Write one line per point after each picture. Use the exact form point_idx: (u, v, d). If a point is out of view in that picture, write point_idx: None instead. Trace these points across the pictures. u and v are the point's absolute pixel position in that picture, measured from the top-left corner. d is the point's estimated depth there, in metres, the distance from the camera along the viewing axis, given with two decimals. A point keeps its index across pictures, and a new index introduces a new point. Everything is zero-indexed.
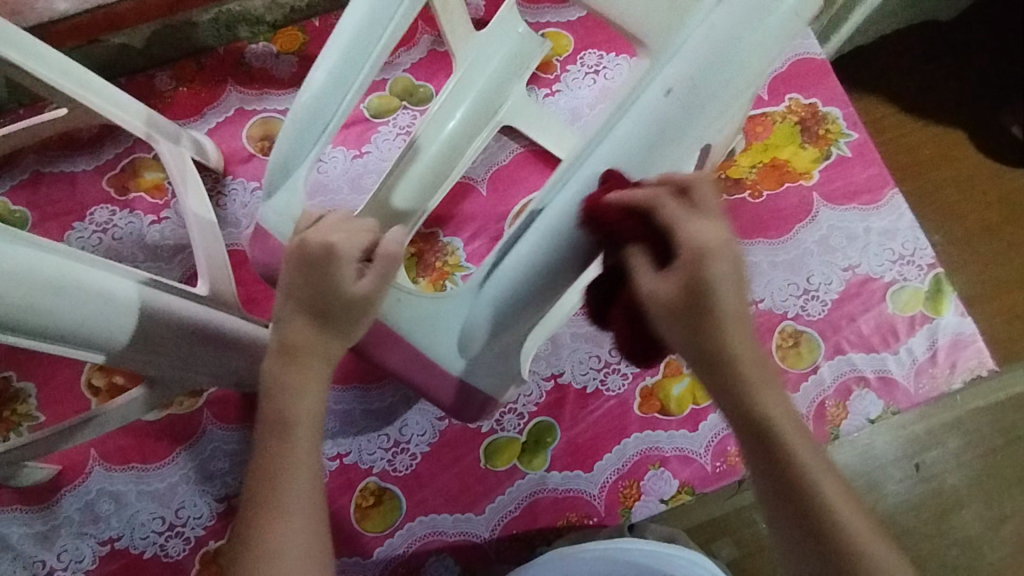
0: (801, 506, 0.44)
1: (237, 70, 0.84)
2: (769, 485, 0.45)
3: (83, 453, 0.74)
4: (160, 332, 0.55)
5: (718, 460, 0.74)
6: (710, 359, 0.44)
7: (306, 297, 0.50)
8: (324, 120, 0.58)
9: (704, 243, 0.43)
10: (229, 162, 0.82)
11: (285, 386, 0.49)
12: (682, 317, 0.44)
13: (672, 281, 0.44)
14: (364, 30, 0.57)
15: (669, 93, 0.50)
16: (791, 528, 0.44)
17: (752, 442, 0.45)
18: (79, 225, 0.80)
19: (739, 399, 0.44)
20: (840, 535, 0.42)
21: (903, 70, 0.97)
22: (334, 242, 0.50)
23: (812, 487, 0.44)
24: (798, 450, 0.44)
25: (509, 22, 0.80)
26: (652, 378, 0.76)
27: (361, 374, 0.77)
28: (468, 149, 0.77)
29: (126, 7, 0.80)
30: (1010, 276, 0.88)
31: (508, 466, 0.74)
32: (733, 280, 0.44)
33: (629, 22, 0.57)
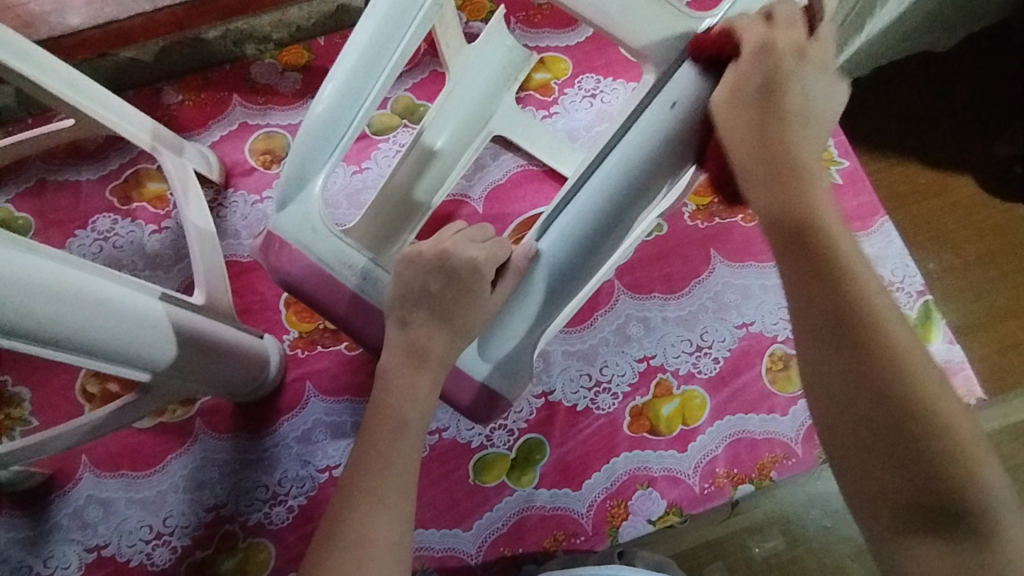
0: (847, 317, 0.38)
1: (243, 86, 0.86)
2: (829, 318, 0.38)
3: (75, 459, 0.75)
4: (156, 340, 0.56)
5: (707, 481, 0.74)
6: (778, 161, 0.44)
7: (449, 312, 0.53)
8: (342, 131, 0.56)
9: (773, 45, 0.47)
10: (231, 175, 0.84)
11: (395, 382, 0.52)
12: (751, 98, 0.47)
13: (740, 76, 0.48)
14: (377, 37, 0.55)
15: (674, 106, 0.51)
16: (860, 396, 0.37)
17: (814, 278, 0.39)
18: (81, 233, 0.82)
19: (789, 187, 0.43)
20: (893, 355, 0.37)
21: (897, 102, 0.99)
22: (477, 260, 0.53)
23: (863, 293, 0.38)
24: (882, 309, 0.38)
25: (499, 34, 0.82)
26: (642, 397, 0.77)
27: (354, 387, 0.77)
28: (463, 157, 0.79)
29: (136, 22, 0.83)
30: (1004, 306, 0.89)
31: (496, 483, 0.75)
32: (803, 110, 0.46)
33: (631, 37, 0.54)
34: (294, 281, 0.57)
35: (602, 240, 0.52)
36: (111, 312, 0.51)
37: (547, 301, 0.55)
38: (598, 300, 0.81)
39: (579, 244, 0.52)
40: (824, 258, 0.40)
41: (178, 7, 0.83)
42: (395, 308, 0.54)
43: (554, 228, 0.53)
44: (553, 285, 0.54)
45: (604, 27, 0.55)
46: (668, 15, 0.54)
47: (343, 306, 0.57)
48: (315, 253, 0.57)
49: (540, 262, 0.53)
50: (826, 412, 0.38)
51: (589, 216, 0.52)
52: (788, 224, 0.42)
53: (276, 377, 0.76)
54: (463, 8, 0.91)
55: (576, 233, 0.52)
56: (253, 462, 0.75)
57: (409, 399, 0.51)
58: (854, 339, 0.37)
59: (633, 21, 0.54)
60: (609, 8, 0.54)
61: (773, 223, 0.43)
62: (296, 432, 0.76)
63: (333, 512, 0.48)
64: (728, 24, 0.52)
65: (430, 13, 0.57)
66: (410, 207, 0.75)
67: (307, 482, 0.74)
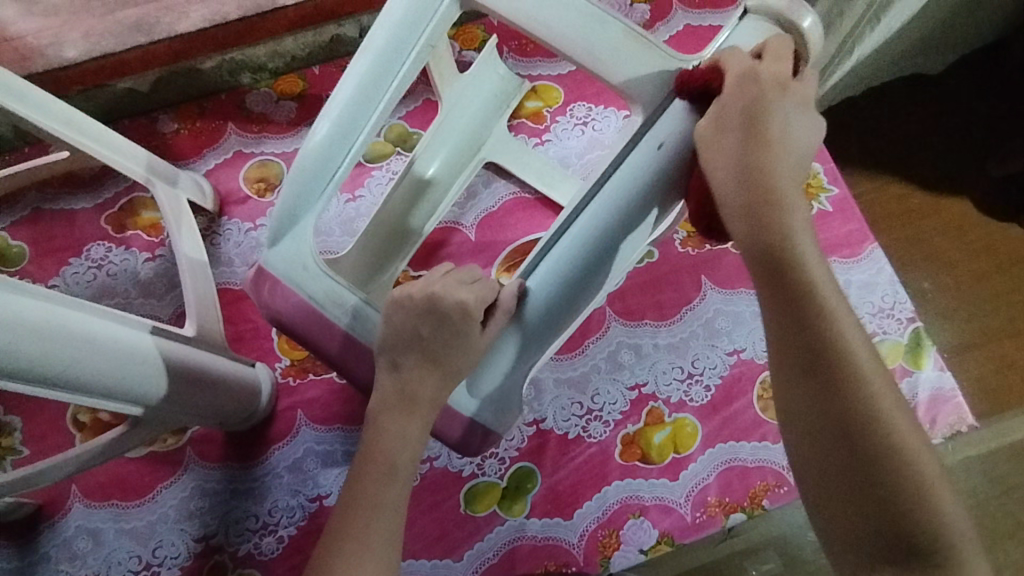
0: (852, 432, 0.41)
1: (238, 114, 0.87)
2: (832, 424, 0.42)
3: (64, 489, 0.75)
4: (146, 374, 0.57)
5: (699, 510, 0.74)
6: (774, 237, 0.45)
7: (439, 356, 0.53)
8: (332, 168, 0.57)
9: (761, 111, 0.48)
10: (226, 204, 0.85)
11: (383, 423, 0.52)
12: (741, 161, 0.47)
13: (728, 144, 0.48)
14: (368, 77, 0.56)
15: (662, 146, 0.52)
16: (850, 473, 0.41)
17: (811, 363, 0.42)
18: (75, 261, 0.82)
19: (792, 297, 0.44)
20: (898, 460, 0.40)
21: (888, 126, 1.00)
22: (467, 302, 0.53)
23: (863, 396, 0.41)
24: (874, 386, 0.42)
25: (491, 64, 0.83)
26: (633, 425, 0.77)
27: (345, 416, 0.77)
28: (455, 185, 0.80)
29: (133, 54, 0.84)
30: (1000, 326, 0.90)
31: (488, 512, 0.74)
32: (792, 168, 0.48)
33: (619, 77, 0.55)
34: (285, 318, 0.58)
35: (591, 279, 0.53)
36: (99, 349, 0.52)
37: (536, 338, 0.55)
38: (589, 327, 0.81)
39: (570, 282, 0.53)
40: (820, 338, 0.43)
41: (175, 40, 0.84)
42: (382, 345, 0.54)
43: (544, 265, 0.54)
44: (540, 323, 0.54)
45: (590, 66, 0.56)
46: (656, 58, 0.56)
47: (334, 346, 0.58)
48: (305, 291, 0.57)
49: (528, 300, 0.54)
50: (815, 479, 0.43)
51: (579, 255, 0.53)
52: (800, 353, 0.43)
53: (267, 406, 0.76)
54: (457, 37, 0.92)
55: (565, 273, 0.53)
56: (243, 492, 0.75)
57: (396, 440, 0.52)
58: (845, 424, 0.41)
59: (618, 60, 0.55)
60: (600, 51, 0.55)
61: (768, 296, 0.45)
62: (286, 461, 0.76)
63: (320, 550, 0.49)
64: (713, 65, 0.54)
65: (422, 53, 0.57)
66: (403, 234, 0.76)
67: (297, 512, 0.74)
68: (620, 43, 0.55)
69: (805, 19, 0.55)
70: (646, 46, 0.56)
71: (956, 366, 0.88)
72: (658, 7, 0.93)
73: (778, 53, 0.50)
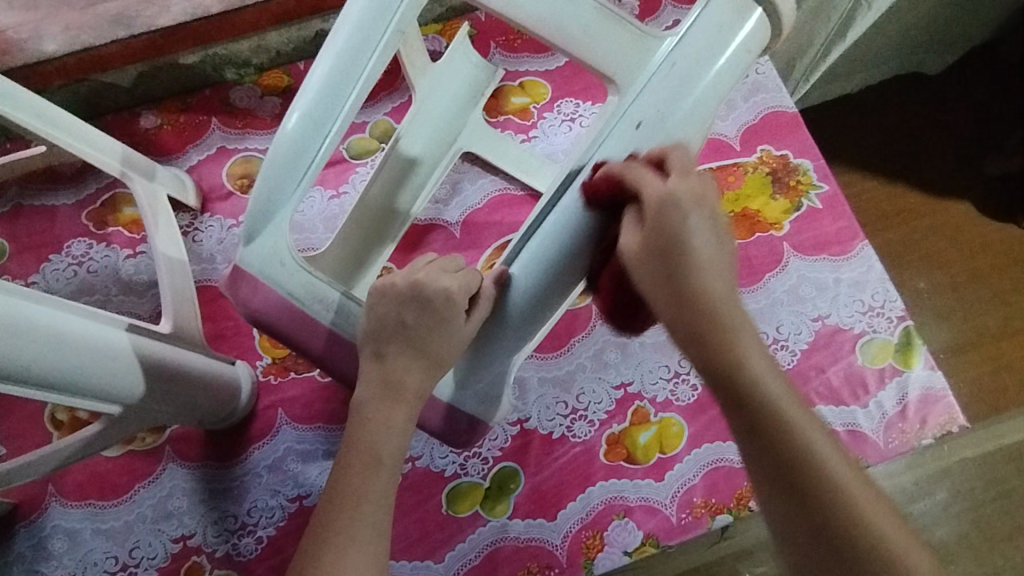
0: (786, 460, 0.43)
1: (221, 110, 0.86)
2: (771, 460, 0.43)
3: (42, 489, 0.74)
4: (119, 371, 0.56)
5: (684, 511, 0.73)
6: (704, 312, 0.45)
7: (424, 342, 0.53)
8: (309, 158, 0.56)
9: (674, 197, 0.47)
10: (208, 200, 0.84)
11: (370, 416, 0.51)
12: (660, 273, 0.46)
13: (648, 226, 0.47)
14: (337, 72, 0.55)
15: (639, 126, 0.53)
16: (815, 542, 0.42)
17: (766, 451, 0.43)
18: (55, 257, 0.81)
19: (724, 351, 0.44)
20: (833, 488, 0.42)
21: (883, 123, 0.99)
22: (450, 289, 0.53)
23: (793, 432, 0.43)
24: (819, 449, 0.43)
25: (465, 51, 0.83)
26: (619, 425, 0.76)
27: (328, 414, 0.76)
28: (433, 175, 0.80)
29: (113, 49, 0.82)
30: (996, 325, 0.89)
31: (470, 513, 0.73)
32: (711, 250, 0.46)
33: (598, 58, 0.55)
34: (261, 315, 0.57)
35: (574, 263, 0.53)
36: (66, 344, 0.51)
37: (521, 326, 0.55)
38: (574, 324, 0.80)
39: (551, 268, 0.53)
40: (760, 415, 0.43)
41: (155, 35, 0.82)
42: (368, 339, 0.53)
43: (525, 253, 0.54)
44: (528, 309, 0.54)
45: (572, 53, 0.56)
46: (629, 35, 0.55)
47: (318, 345, 0.57)
48: (278, 286, 0.56)
49: (512, 286, 0.54)
50: (788, 557, 0.44)
51: (561, 239, 0.53)
52: (726, 388, 0.44)
53: (247, 404, 0.75)
54: (442, 32, 0.91)
55: (548, 258, 0.53)
56: (222, 491, 0.74)
57: (385, 433, 0.51)
58: (805, 492, 0.42)
59: (594, 44, 0.55)
60: (571, 34, 0.55)
61: (717, 392, 0.45)
62: (266, 461, 0.75)
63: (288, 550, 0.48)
64: (689, 42, 0.53)
65: (394, 40, 0.57)
66: (391, 215, 0.78)
67: (276, 512, 0.73)
68: (594, 23, 0.55)
69: None
70: (619, 23, 0.55)
71: (951, 365, 0.87)
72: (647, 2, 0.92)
73: (678, 156, 0.50)
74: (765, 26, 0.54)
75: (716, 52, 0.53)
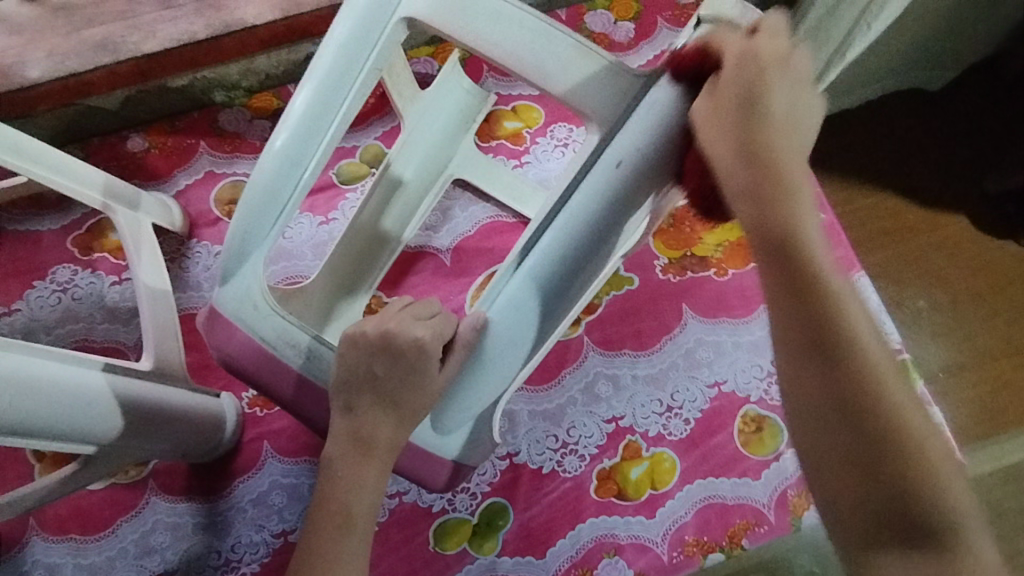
0: (835, 356, 0.38)
1: (210, 133, 0.85)
2: (815, 349, 0.38)
3: (22, 523, 0.72)
4: (95, 418, 0.55)
5: (675, 550, 0.72)
6: (784, 220, 0.41)
7: (397, 394, 0.51)
8: (291, 185, 0.56)
9: (759, 51, 0.45)
10: (196, 226, 0.83)
11: (341, 474, 0.50)
12: (734, 115, 0.44)
13: (722, 83, 0.45)
14: (312, 109, 0.55)
15: (620, 165, 0.50)
16: (852, 444, 0.37)
17: (815, 341, 0.38)
18: (39, 284, 0.80)
19: (780, 225, 0.41)
20: (880, 395, 0.37)
21: (884, 140, 0.97)
22: (423, 339, 0.52)
23: (848, 327, 0.38)
24: (872, 353, 0.38)
25: (455, 75, 0.81)
26: (610, 460, 0.75)
27: (312, 448, 0.75)
28: (423, 202, 0.79)
29: (98, 74, 0.81)
30: (997, 347, 0.88)
31: (458, 550, 0.72)
32: (788, 107, 0.44)
33: (574, 94, 0.54)
34: (242, 358, 0.56)
35: (553, 304, 0.52)
36: (39, 393, 0.50)
37: (499, 371, 0.54)
38: (565, 355, 0.79)
39: (536, 305, 0.52)
40: (823, 307, 0.38)
41: (141, 59, 0.81)
42: (339, 392, 0.52)
43: (503, 295, 0.52)
44: (506, 350, 0.53)
45: (547, 88, 0.55)
46: (607, 70, 0.54)
47: (296, 392, 0.57)
48: (257, 332, 0.56)
49: (489, 332, 0.52)
50: (839, 507, 0.38)
51: (538, 280, 0.51)
52: (765, 236, 0.41)
53: (232, 438, 0.74)
54: (435, 55, 0.90)
55: (525, 300, 0.52)
56: (205, 527, 0.72)
57: (355, 491, 0.50)
58: (861, 420, 0.37)
59: (571, 77, 0.54)
60: (549, 67, 0.54)
61: (761, 233, 0.41)
62: (251, 495, 0.73)
63: None
64: (668, 75, 0.51)
65: (370, 76, 0.57)
66: (378, 242, 0.77)
67: (260, 548, 0.72)
68: (571, 59, 0.54)
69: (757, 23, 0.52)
70: (597, 57, 0.54)
71: (951, 388, 0.86)
72: (642, 25, 0.91)
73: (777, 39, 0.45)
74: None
75: None
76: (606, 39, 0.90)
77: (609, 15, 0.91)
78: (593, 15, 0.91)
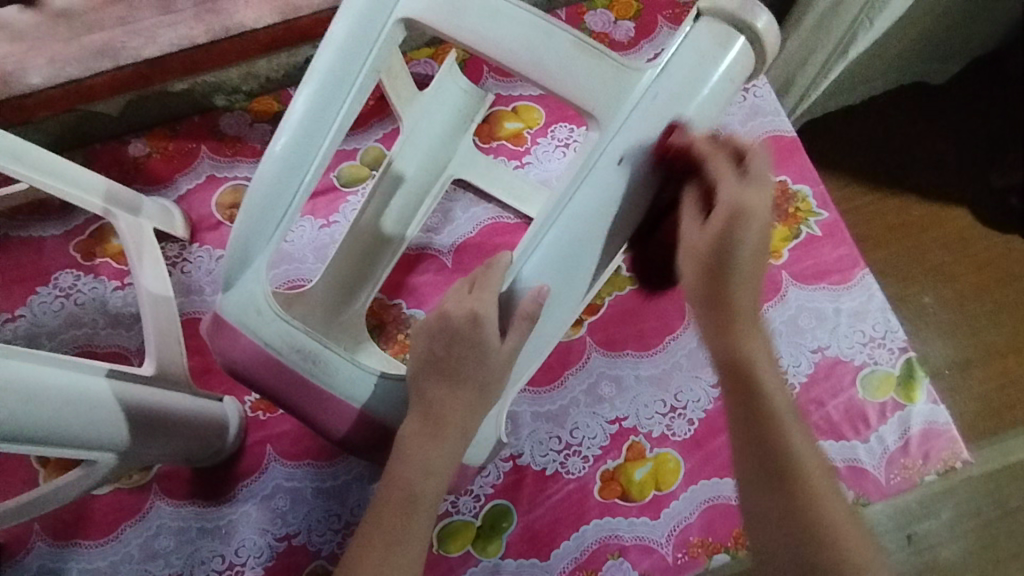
0: (767, 441, 0.48)
1: (211, 137, 0.85)
2: (754, 434, 0.49)
3: (27, 528, 0.72)
4: (99, 424, 0.55)
5: (680, 551, 0.71)
6: (731, 321, 0.49)
7: (461, 371, 0.52)
8: (293, 189, 0.56)
9: (743, 205, 0.47)
10: (197, 230, 0.83)
11: (412, 453, 0.51)
12: (705, 275, 0.49)
13: (709, 229, 0.48)
14: (312, 115, 0.55)
15: (621, 162, 0.52)
16: (775, 504, 0.48)
17: (755, 427, 0.49)
18: (42, 289, 0.80)
19: (731, 337, 0.49)
20: (797, 468, 0.48)
21: (885, 138, 0.96)
22: (476, 311, 0.52)
23: (773, 417, 0.49)
24: (791, 433, 0.49)
25: (452, 77, 0.81)
26: (613, 461, 0.75)
27: (316, 450, 0.75)
28: (429, 196, 0.79)
29: (97, 80, 0.81)
30: (1002, 341, 0.87)
31: (461, 553, 0.72)
32: (758, 253, 0.48)
33: (574, 90, 0.53)
34: (245, 362, 0.57)
35: (573, 289, 0.54)
36: (39, 400, 0.50)
37: (534, 349, 0.56)
38: (568, 357, 0.79)
39: (550, 294, 0.54)
40: (756, 407, 0.49)
41: (141, 66, 0.82)
42: (414, 378, 0.54)
43: (547, 276, 0.53)
44: (549, 329, 0.55)
45: (545, 86, 0.54)
46: (607, 68, 0.53)
47: (298, 395, 0.57)
48: (260, 337, 0.56)
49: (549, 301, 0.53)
50: (754, 529, 0.49)
51: (565, 266, 0.53)
52: (727, 353, 0.49)
53: (235, 442, 0.74)
54: (435, 56, 0.90)
55: (563, 281, 0.53)
56: (209, 531, 0.72)
57: (418, 476, 0.51)
58: (782, 490, 0.48)
59: (571, 77, 0.53)
60: (548, 67, 0.53)
61: (726, 350, 0.49)
62: (255, 499, 0.73)
63: None
64: (669, 74, 0.52)
65: (369, 78, 0.57)
66: (382, 241, 0.77)
67: (264, 552, 0.72)
68: (570, 56, 0.53)
69: (760, 18, 0.52)
70: (595, 54, 0.53)
71: (956, 383, 0.86)
72: (643, 24, 0.90)
73: (757, 172, 0.49)
74: (748, 55, 0.53)
75: (694, 87, 0.51)
76: (606, 38, 0.90)
77: (609, 14, 0.91)
78: (593, 14, 0.91)
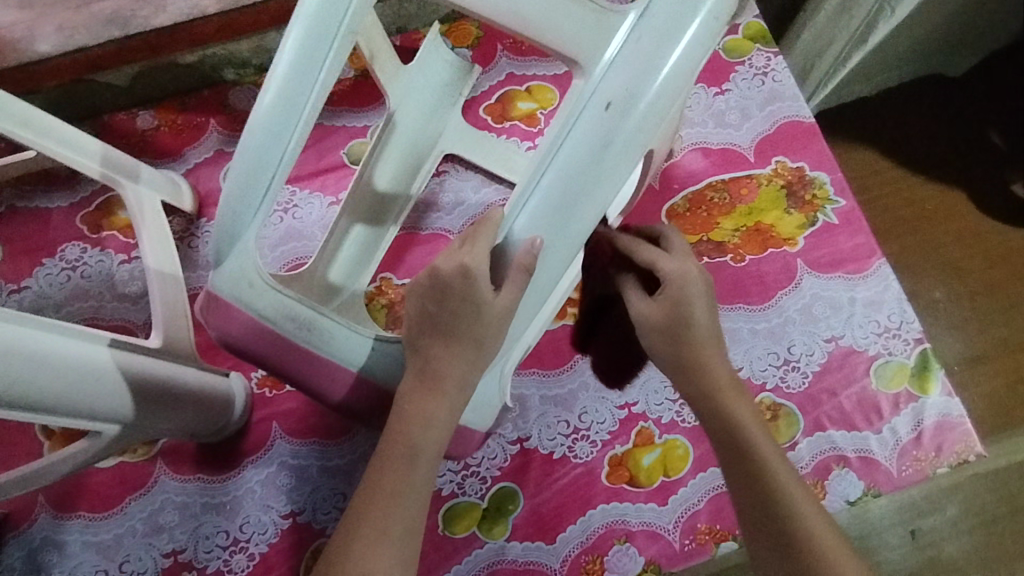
0: (743, 461, 0.57)
1: (220, 111, 0.84)
2: (733, 461, 0.58)
3: (31, 500, 0.72)
4: (104, 392, 0.54)
5: (687, 537, 0.71)
6: (689, 365, 0.61)
7: (453, 329, 0.54)
8: (277, 157, 0.53)
9: (676, 277, 0.61)
10: (205, 205, 0.82)
11: (410, 410, 0.54)
12: (664, 334, 0.61)
13: (658, 308, 0.61)
14: (291, 76, 0.51)
15: (609, 106, 0.49)
16: (759, 520, 0.55)
17: (728, 450, 0.58)
18: (48, 261, 0.79)
19: (691, 371, 0.61)
20: (773, 482, 0.56)
21: (902, 123, 0.94)
22: (466, 266, 0.52)
23: (747, 445, 0.57)
24: (766, 458, 0.57)
25: (436, 48, 0.76)
26: (622, 446, 0.74)
27: (321, 428, 0.75)
28: (427, 161, 0.77)
29: (107, 49, 0.79)
30: (1014, 337, 0.86)
31: (466, 534, 0.71)
32: (708, 319, 0.61)
33: (559, 44, 0.50)
34: (244, 334, 0.57)
35: (564, 247, 0.53)
36: (44, 365, 0.49)
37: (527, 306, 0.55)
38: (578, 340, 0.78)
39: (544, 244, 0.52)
40: (732, 437, 0.58)
41: (149, 35, 0.80)
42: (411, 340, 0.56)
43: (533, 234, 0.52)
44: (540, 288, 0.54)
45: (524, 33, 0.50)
46: (590, 14, 0.49)
47: (301, 364, 0.57)
48: (255, 308, 0.56)
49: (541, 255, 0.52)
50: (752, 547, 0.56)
51: (554, 222, 0.52)
52: (694, 388, 0.60)
53: (242, 417, 0.74)
54: (449, 34, 0.89)
55: (550, 238, 0.52)
56: (214, 507, 0.72)
57: (419, 435, 0.53)
58: (765, 506, 0.55)
59: (556, 27, 0.49)
60: (525, 10, 0.49)
61: (693, 392, 0.61)
62: (260, 476, 0.73)
63: None
64: (650, 16, 0.49)
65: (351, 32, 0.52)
66: (387, 205, 0.76)
67: (269, 529, 0.71)
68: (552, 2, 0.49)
69: None
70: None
71: (965, 378, 0.84)
72: None
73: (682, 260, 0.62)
74: None
75: (681, 22, 0.48)
76: None
77: None
78: None
